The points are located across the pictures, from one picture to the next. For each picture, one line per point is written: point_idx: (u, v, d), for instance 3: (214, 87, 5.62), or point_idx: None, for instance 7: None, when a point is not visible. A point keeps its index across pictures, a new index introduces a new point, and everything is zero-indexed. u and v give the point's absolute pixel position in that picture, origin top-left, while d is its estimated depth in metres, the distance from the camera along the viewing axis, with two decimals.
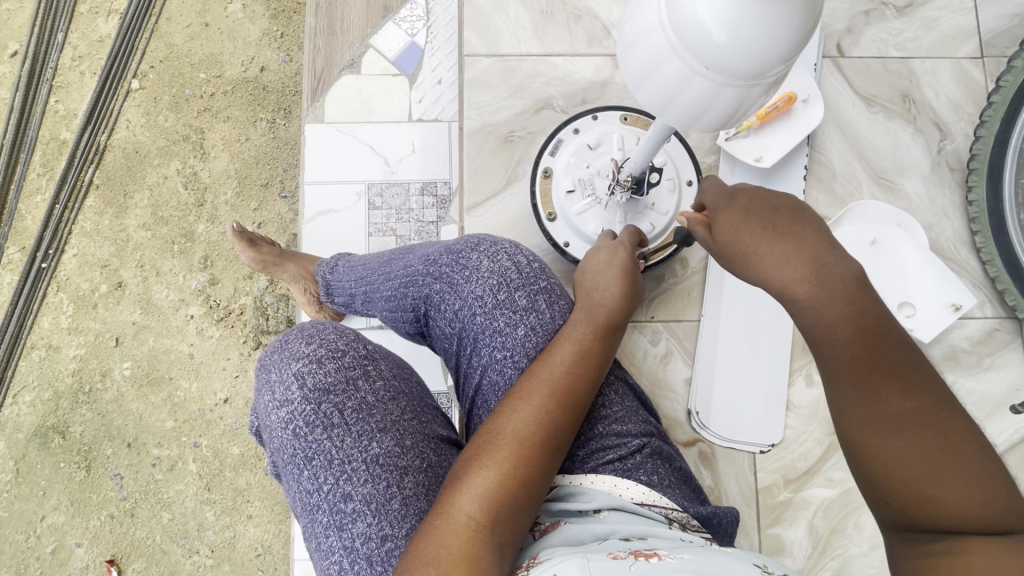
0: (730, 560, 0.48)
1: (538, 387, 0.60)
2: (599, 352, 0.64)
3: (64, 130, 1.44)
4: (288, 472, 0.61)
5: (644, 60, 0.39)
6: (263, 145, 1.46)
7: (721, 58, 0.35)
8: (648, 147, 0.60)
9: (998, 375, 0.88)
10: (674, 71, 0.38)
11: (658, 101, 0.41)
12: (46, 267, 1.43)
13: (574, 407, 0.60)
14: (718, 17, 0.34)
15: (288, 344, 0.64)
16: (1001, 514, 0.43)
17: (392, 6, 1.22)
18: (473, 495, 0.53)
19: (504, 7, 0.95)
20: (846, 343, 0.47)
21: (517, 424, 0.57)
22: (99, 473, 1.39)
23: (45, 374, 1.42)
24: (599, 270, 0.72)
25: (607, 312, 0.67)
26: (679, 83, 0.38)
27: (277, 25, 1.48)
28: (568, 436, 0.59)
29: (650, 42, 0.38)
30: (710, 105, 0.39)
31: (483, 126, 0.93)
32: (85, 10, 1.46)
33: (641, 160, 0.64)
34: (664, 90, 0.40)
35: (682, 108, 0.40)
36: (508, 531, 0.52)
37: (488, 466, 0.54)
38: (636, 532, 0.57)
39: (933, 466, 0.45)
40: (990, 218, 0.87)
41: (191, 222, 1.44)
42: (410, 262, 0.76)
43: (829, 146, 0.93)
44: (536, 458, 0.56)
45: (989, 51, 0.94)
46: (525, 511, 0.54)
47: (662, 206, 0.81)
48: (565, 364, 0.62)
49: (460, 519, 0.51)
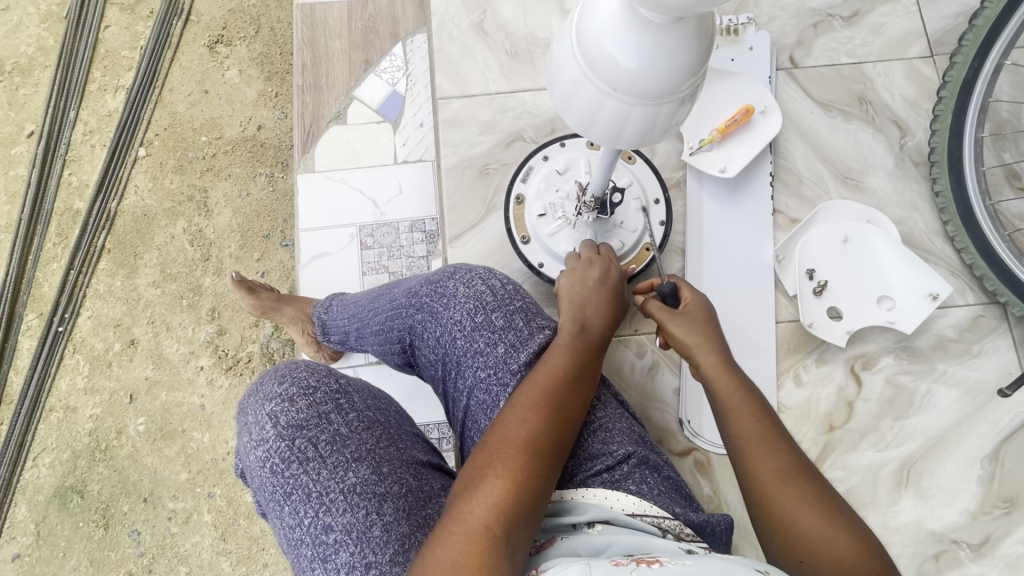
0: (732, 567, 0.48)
1: (538, 395, 0.62)
2: (587, 361, 0.67)
3: (77, 201, 1.54)
4: (271, 510, 0.65)
5: (565, 86, 0.43)
6: (263, 198, 1.53)
7: (626, 80, 0.39)
8: (603, 166, 0.64)
9: (989, 362, 0.88)
10: (590, 94, 0.42)
11: (581, 120, 0.44)
12: (62, 330, 1.50)
13: (571, 412, 0.63)
14: (618, 43, 0.38)
15: (262, 386, 0.69)
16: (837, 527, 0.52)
17: (373, 59, 1.30)
18: (486, 502, 0.53)
19: (471, 51, 1.02)
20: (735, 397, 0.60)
21: (522, 430, 0.59)
22: (117, 530, 1.41)
23: (63, 435, 1.46)
24: (586, 289, 0.76)
25: (596, 324, 0.72)
26: (596, 104, 0.42)
27: (271, 85, 1.58)
28: (565, 440, 0.61)
29: (568, 71, 0.42)
30: (627, 120, 0.42)
31: (459, 162, 0.98)
32: (95, 88, 1.58)
33: (599, 180, 0.69)
34: (584, 109, 0.43)
35: (603, 125, 0.44)
36: (520, 532, 0.53)
37: (499, 472, 0.55)
38: (634, 546, 0.57)
39: (808, 504, 0.53)
40: (957, 206, 0.89)
41: (198, 277, 1.50)
42: (396, 295, 0.80)
43: (792, 152, 0.96)
44: (541, 462, 0.57)
45: (939, 49, 0.98)
46: (533, 517, 0.55)
47: (630, 224, 0.85)
48: (559, 372, 0.64)
49: (476, 525, 0.52)
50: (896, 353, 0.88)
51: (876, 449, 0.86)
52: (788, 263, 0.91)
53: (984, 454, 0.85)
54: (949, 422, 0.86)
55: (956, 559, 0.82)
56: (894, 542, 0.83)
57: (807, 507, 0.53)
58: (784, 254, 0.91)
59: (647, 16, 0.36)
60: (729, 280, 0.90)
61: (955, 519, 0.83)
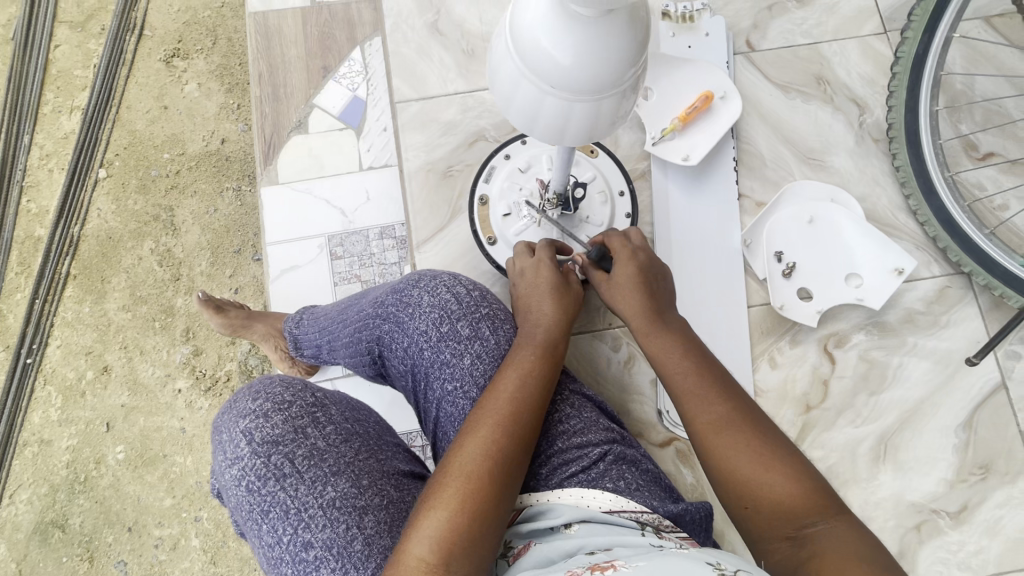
0: (681, 560, 0.49)
1: (485, 419, 0.61)
2: (543, 375, 0.66)
3: (37, 227, 1.49)
4: (250, 529, 0.63)
5: (504, 85, 0.42)
6: (231, 213, 1.50)
7: (562, 76, 0.38)
8: (560, 161, 0.63)
9: (957, 331, 0.89)
10: (529, 92, 0.41)
11: (524, 119, 0.43)
12: (31, 361, 1.45)
13: (522, 433, 0.61)
14: (551, 37, 0.37)
15: (237, 403, 0.67)
16: (770, 450, 0.57)
17: (331, 64, 1.28)
18: (424, 539, 0.54)
19: (427, 52, 1.00)
20: (677, 351, 0.67)
21: (466, 458, 0.59)
22: (103, 563, 1.38)
23: (40, 469, 1.42)
24: (533, 293, 0.76)
25: (545, 333, 0.71)
26: (536, 101, 0.41)
27: (232, 97, 1.55)
28: (519, 462, 0.60)
29: (506, 69, 0.41)
30: (569, 117, 0.42)
31: (422, 165, 0.96)
32: (49, 110, 1.53)
33: (559, 177, 0.68)
34: (526, 108, 0.42)
35: (546, 123, 0.43)
36: (464, 568, 0.53)
37: (439, 505, 0.56)
38: (603, 543, 0.57)
39: (742, 433, 0.58)
40: (917, 179, 0.90)
41: (169, 298, 1.46)
42: (363, 306, 0.79)
43: (754, 135, 0.96)
44: (485, 489, 0.57)
45: (891, 25, 0.99)
46: (480, 547, 0.55)
47: (596, 218, 0.85)
48: (510, 392, 0.63)
49: (412, 563, 0.53)
50: (867, 330, 0.89)
51: (853, 425, 0.87)
52: (756, 248, 0.91)
53: (958, 423, 0.86)
54: (922, 393, 0.87)
55: (936, 528, 0.83)
56: (876, 516, 0.83)
57: (739, 436, 0.58)
58: (752, 238, 0.91)
59: (577, 9, 0.35)
60: (698, 267, 0.90)
61: (933, 488, 0.84)
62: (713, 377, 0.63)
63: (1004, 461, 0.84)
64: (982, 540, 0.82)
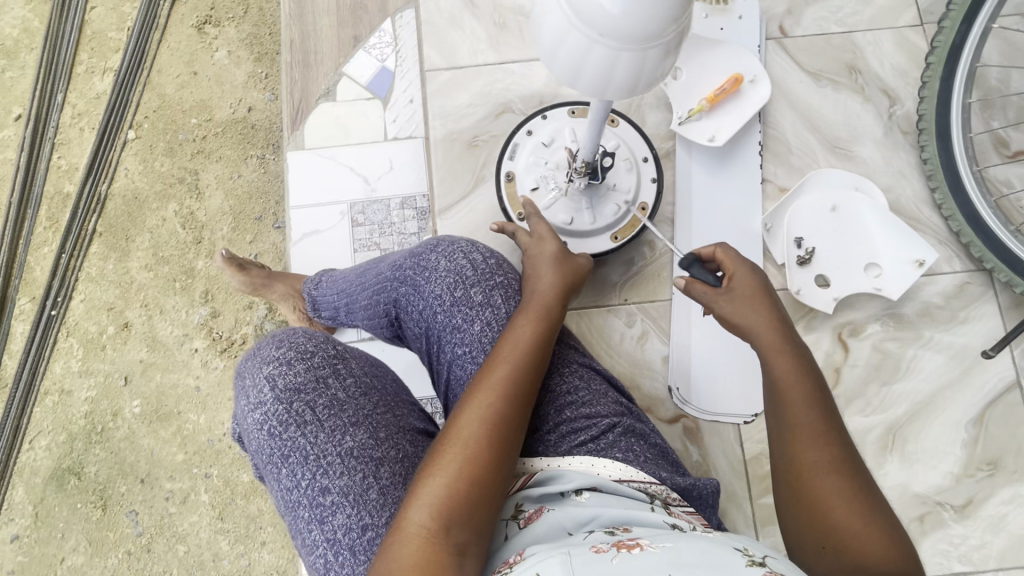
0: (712, 547, 0.49)
1: (483, 388, 0.62)
2: (541, 342, 0.66)
3: (67, 184, 1.53)
4: (269, 472, 0.66)
5: (552, 36, 0.43)
6: (255, 180, 1.53)
7: (611, 23, 0.39)
8: (591, 129, 0.63)
9: (974, 328, 0.89)
10: (576, 41, 0.42)
11: (571, 70, 0.44)
12: (55, 313, 1.49)
13: (520, 402, 0.62)
14: None
15: (261, 350, 0.69)
16: (860, 507, 0.53)
17: (362, 35, 1.29)
18: (423, 506, 0.55)
19: (459, 22, 1.01)
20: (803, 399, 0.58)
21: (464, 427, 0.59)
22: (115, 511, 1.43)
23: (59, 418, 1.47)
24: (536, 263, 0.75)
25: (545, 301, 0.70)
26: (583, 51, 0.42)
27: (261, 66, 1.57)
28: (517, 428, 0.60)
29: (554, 19, 0.42)
30: (616, 67, 0.42)
31: (448, 134, 0.97)
32: (82, 71, 1.56)
33: (589, 145, 0.68)
34: (572, 58, 0.43)
35: (592, 74, 0.44)
36: (464, 532, 0.54)
37: (438, 473, 0.57)
38: (620, 518, 0.58)
39: (837, 489, 0.54)
40: (944, 172, 0.89)
41: (191, 259, 1.50)
42: (381, 268, 0.81)
43: (781, 121, 0.96)
44: (483, 458, 0.58)
45: (928, 17, 0.98)
46: (480, 512, 0.56)
47: (623, 184, 0.86)
48: (509, 362, 0.63)
49: (413, 531, 0.54)
50: (882, 320, 0.89)
51: (862, 414, 0.87)
52: (776, 232, 0.91)
53: (969, 419, 0.86)
54: (935, 387, 0.87)
55: (940, 520, 0.83)
56: None
57: (835, 494, 0.54)
58: (773, 222, 0.91)
59: None
60: None
61: (939, 481, 0.84)
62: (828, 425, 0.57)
63: (1013, 459, 0.84)
64: (985, 535, 0.83)
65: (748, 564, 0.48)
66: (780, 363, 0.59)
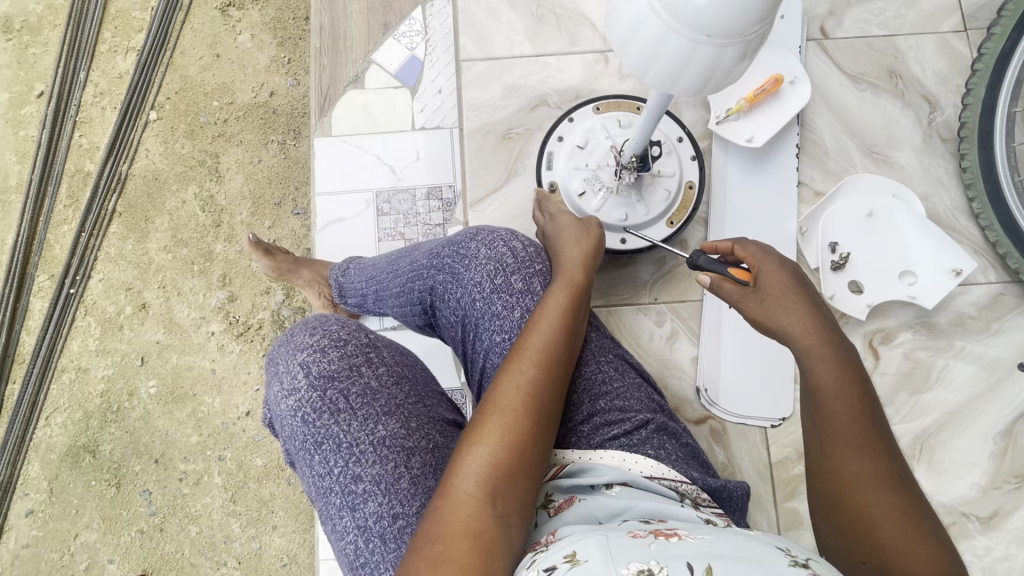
0: (752, 539, 0.48)
1: (522, 357, 0.63)
2: (575, 313, 0.67)
3: (88, 163, 1.53)
4: (301, 458, 0.66)
5: (646, 46, 0.43)
6: (275, 165, 1.52)
7: (718, 24, 0.38)
8: (647, 120, 0.62)
9: (1007, 340, 0.88)
10: (676, 50, 0.41)
11: (667, 76, 0.44)
12: (74, 292, 1.50)
13: (557, 369, 0.63)
14: None
15: (294, 336, 0.69)
16: (907, 518, 0.51)
17: (391, 23, 1.28)
18: (473, 471, 0.55)
19: (495, 13, 1.00)
20: (850, 405, 0.55)
21: (506, 394, 0.60)
22: (129, 490, 1.44)
23: (75, 396, 1.48)
24: (567, 244, 0.76)
25: (578, 276, 0.71)
26: (685, 55, 0.41)
27: (285, 51, 1.56)
28: (554, 395, 0.62)
29: (649, 29, 0.42)
30: (719, 65, 0.42)
31: (481, 125, 0.97)
32: (105, 49, 1.55)
33: (642, 135, 0.67)
34: (669, 66, 0.43)
35: (692, 76, 0.43)
36: (513, 494, 0.55)
37: (484, 440, 0.57)
38: (652, 512, 0.58)
39: (881, 497, 0.52)
40: (984, 182, 0.88)
41: (210, 242, 1.50)
42: (415, 256, 0.81)
43: (819, 124, 0.95)
44: (527, 424, 0.58)
45: (973, 23, 0.96)
46: (527, 476, 0.57)
47: (669, 169, 0.85)
48: (545, 333, 0.64)
49: (464, 496, 0.54)
50: (914, 329, 0.89)
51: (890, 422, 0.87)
52: (810, 236, 0.91)
53: (998, 431, 0.86)
54: (964, 398, 0.87)
55: (965, 531, 0.83)
56: None
57: (879, 503, 0.52)
58: (807, 226, 0.91)
59: None
60: None
61: (965, 492, 0.84)
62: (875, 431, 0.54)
63: None
64: (1010, 548, 0.82)
65: (793, 564, 0.44)
66: (821, 368, 0.56)
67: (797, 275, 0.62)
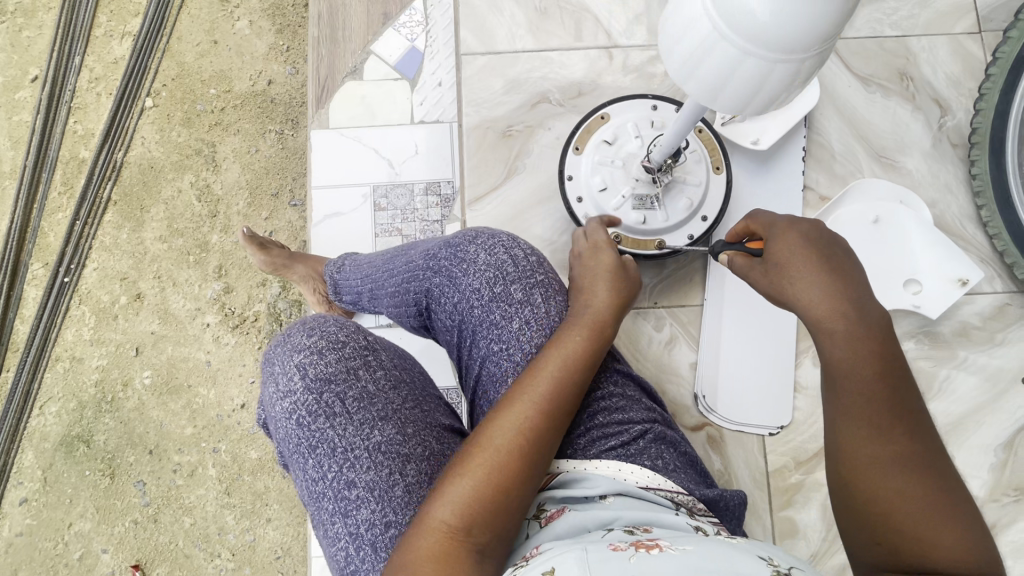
0: (735, 552, 0.48)
1: (522, 394, 0.61)
2: (588, 357, 0.64)
3: (82, 149, 1.50)
4: (294, 461, 0.65)
5: (749, 81, 0.43)
6: (272, 155, 1.50)
7: (822, 36, 0.39)
8: (684, 122, 0.61)
9: (1011, 352, 0.86)
10: (783, 73, 0.42)
11: (777, 95, 0.44)
12: (68, 280, 1.48)
13: (558, 414, 0.61)
14: (802, 13, 0.37)
15: (291, 337, 0.68)
16: (929, 500, 0.49)
17: (392, 12, 1.25)
18: (449, 505, 0.55)
19: (498, 6, 0.97)
20: (870, 382, 0.52)
21: (498, 432, 0.59)
22: (123, 480, 1.43)
23: (70, 385, 1.47)
24: (593, 275, 0.73)
25: (597, 315, 0.68)
26: (792, 74, 0.42)
27: (283, 39, 1.53)
28: (550, 442, 0.60)
29: (748, 67, 0.42)
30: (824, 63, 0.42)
31: (481, 122, 0.95)
32: (101, 33, 1.52)
33: (677, 136, 0.65)
34: (780, 85, 0.43)
35: (799, 85, 0.43)
36: (486, 535, 0.55)
37: (467, 473, 0.56)
38: (641, 519, 0.57)
39: (900, 479, 0.50)
40: (994, 190, 0.86)
41: (205, 233, 1.48)
42: (412, 257, 0.79)
43: (827, 127, 0.93)
44: (515, 465, 0.57)
45: (987, 25, 0.94)
46: (506, 518, 0.56)
47: (695, 177, 0.83)
48: (550, 372, 0.62)
49: (436, 527, 0.54)
50: (917, 338, 0.87)
51: None
52: None
53: (998, 443, 0.84)
54: (965, 409, 0.86)
55: None
56: None
57: (899, 483, 0.50)
58: None
59: None
60: None
61: None
62: (895, 411, 0.52)
63: None
64: (1006, 561, 0.82)
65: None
66: (834, 343, 0.53)
67: (816, 239, 0.57)
